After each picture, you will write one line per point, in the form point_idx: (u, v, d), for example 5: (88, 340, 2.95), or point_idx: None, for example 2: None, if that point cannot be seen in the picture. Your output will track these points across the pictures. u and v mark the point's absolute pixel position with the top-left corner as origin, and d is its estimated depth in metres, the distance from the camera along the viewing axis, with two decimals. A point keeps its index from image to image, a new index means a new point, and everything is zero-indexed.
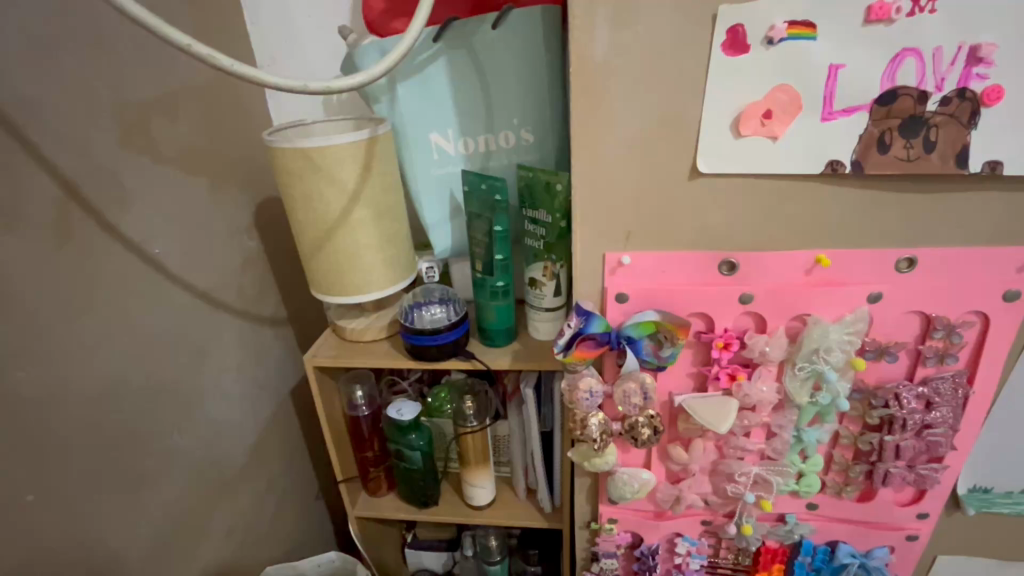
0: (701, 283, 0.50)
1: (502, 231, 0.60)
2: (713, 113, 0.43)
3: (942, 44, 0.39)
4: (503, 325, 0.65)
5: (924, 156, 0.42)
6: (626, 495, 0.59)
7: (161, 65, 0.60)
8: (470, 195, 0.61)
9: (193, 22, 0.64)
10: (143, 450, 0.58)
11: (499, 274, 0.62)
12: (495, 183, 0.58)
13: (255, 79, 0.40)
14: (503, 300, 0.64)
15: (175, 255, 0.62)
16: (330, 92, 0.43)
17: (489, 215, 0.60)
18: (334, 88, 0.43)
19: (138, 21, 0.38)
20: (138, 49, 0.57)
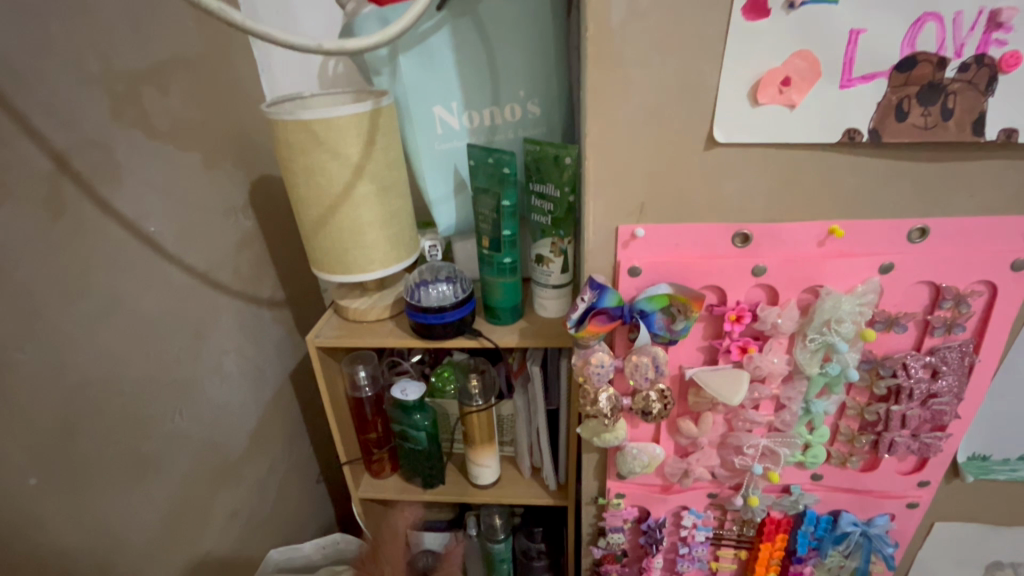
0: (713, 256, 0.49)
1: (510, 206, 0.59)
2: (732, 81, 0.42)
3: (962, 8, 0.39)
4: (510, 302, 0.64)
5: (942, 124, 0.42)
6: (636, 469, 0.59)
7: (151, 35, 0.57)
8: (476, 170, 0.60)
9: None
10: (145, 433, 0.57)
11: (506, 250, 0.61)
12: (503, 157, 0.57)
13: (269, 37, 0.38)
14: (511, 277, 0.63)
15: (171, 234, 0.60)
16: (344, 52, 0.41)
17: (497, 189, 0.59)
18: (347, 48, 0.41)
19: None
20: (127, 16, 0.54)
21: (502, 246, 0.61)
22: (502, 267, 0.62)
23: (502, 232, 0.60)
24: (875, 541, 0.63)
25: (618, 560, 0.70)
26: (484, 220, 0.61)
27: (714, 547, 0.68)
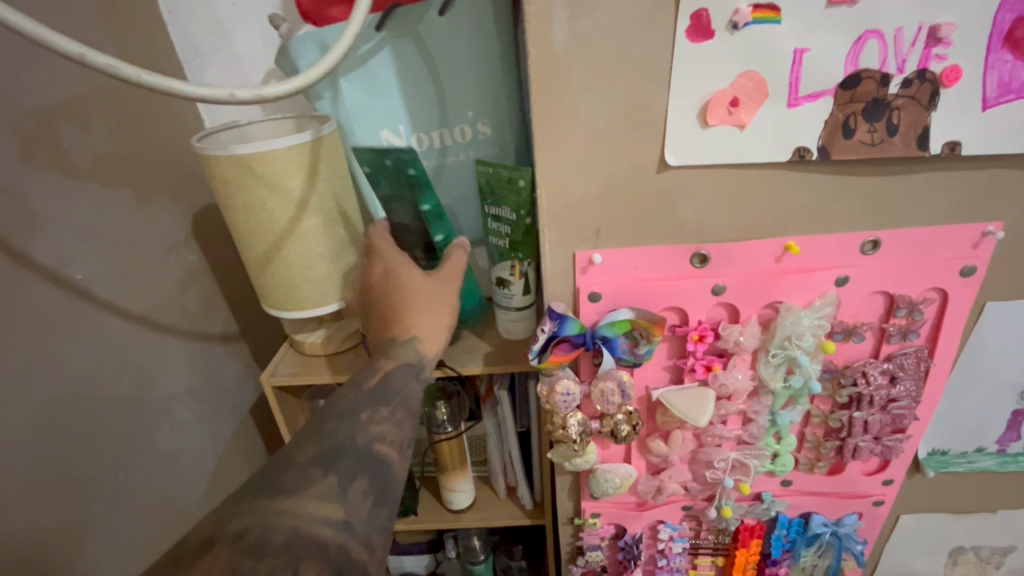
0: (672, 278, 0.49)
1: (430, 208, 0.57)
2: (681, 104, 0.41)
3: (902, 25, 0.39)
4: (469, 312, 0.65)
5: (888, 139, 0.42)
6: (609, 490, 0.59)
7: (65, 66, 0.53)
8: (377, 176, 0.57)
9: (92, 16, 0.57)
10: (86, 496, 0.53)
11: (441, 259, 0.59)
12: (401, 157, 0.54)
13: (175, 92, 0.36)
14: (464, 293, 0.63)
15: (103, 279, 0.56)
16: (263, 99, 0.38)
17: (410, 194, 0.56)
18: (266, 94, 0.38)
19: (23, 33, 0.33)
20: (34, 48, 0.50)
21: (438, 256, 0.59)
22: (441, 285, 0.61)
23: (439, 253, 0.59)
24: (845, 540, 0.64)
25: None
26: (409, 233, 0.59)
27: (692, 557, 0.69)
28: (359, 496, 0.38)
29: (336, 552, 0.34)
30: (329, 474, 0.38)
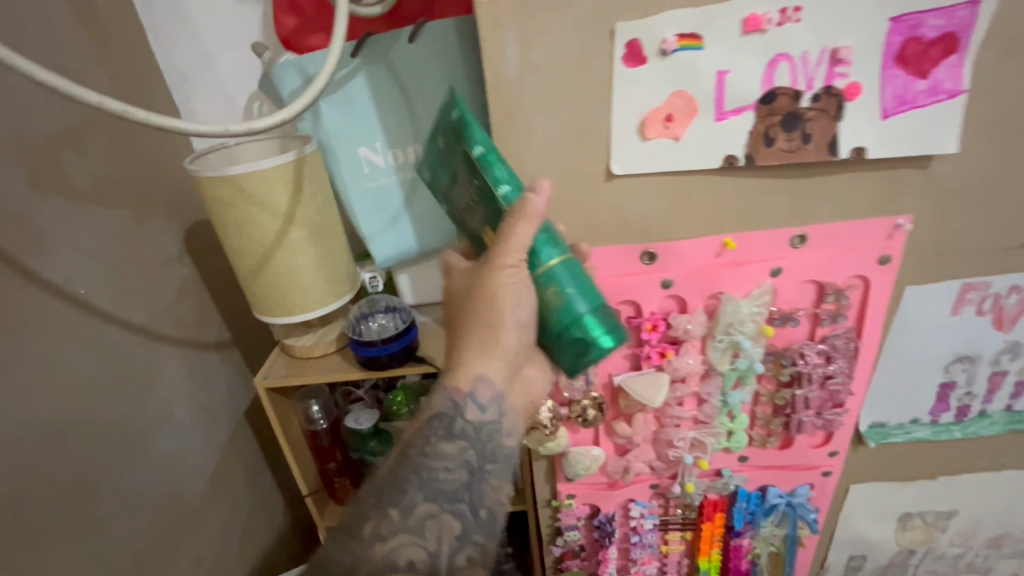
0: (626, 275, 0.54)
1: (484, 151, 0.43)
2: (622, 121, 0.47)
3: (808, 48, 0.45)
4: (583, 347, 0.45)
5: (803, 146, 0.48)
6: (580, 471, 0.65)
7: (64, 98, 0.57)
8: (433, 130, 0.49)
9: (75, 48, 0.61)
10: (95, 495, 0.57)
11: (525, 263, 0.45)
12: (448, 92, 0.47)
13: (178, 129, 0.43)
14: (567, 322, 0.45)
15: (104, 293, 0.60)
16: (252, 132, 0.44)
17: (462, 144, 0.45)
18: (255, 128, 0.44)
19: (52, 86, 0.41)
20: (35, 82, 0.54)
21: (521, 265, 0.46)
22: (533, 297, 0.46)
23: (533, 266, 0.45)
24: (799, 509, 0.71)
25: (577, 554, 0.76)
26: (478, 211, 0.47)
27: (663, 532, 0.74)
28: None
29: None
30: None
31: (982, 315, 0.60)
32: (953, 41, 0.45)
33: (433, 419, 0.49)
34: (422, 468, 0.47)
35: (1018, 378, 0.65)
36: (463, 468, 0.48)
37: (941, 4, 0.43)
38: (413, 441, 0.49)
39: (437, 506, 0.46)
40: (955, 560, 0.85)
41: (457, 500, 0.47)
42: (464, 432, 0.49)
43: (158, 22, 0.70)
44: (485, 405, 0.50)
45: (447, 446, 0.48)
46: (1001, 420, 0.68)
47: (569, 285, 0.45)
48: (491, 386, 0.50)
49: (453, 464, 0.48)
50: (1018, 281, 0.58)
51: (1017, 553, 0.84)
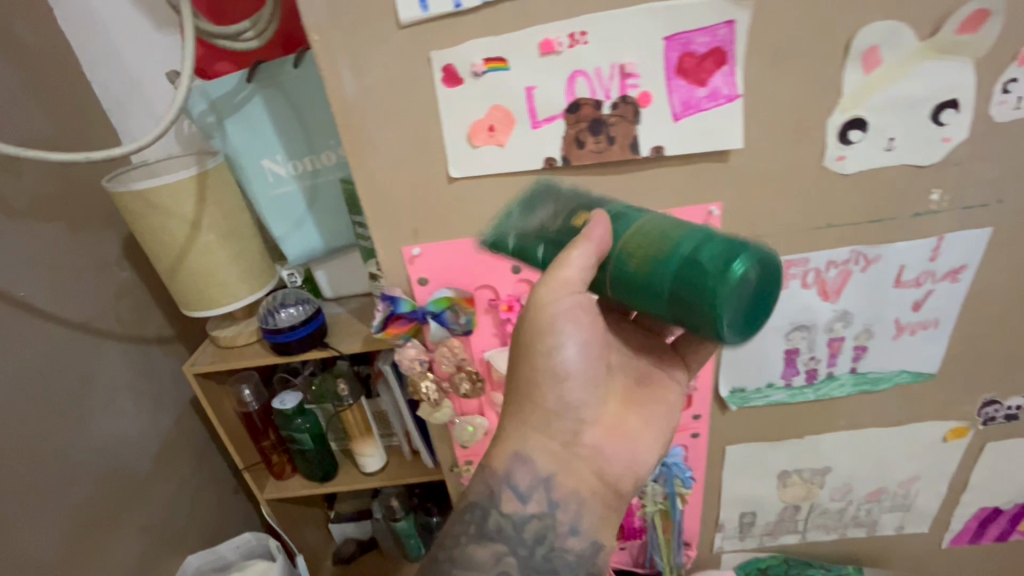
0: (481, 263, 0.63)
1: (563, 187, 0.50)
2: (453, 131, 0.55)
3: (600, 65, 0.53)
4: (701, 286, 0.39)
5: (609, 147, 0.56)
6: (467, 438, 0.73)
7: None
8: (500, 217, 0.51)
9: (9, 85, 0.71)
10: (37, 466, 0.67)
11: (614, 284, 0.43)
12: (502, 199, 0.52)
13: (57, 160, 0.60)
14: (669, 283, 0.40)
15: (43, 295, 0.70)
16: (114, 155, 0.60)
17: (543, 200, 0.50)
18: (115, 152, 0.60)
19: None
20: None
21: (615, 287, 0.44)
22: (631, 292, 0.42)
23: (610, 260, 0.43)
24: (672, 468, 0.80)
25: None
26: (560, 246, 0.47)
27: None
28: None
29: None
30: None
31: (807, 288, 0.68)
32: (722, 54, 0.53)
33: (467, 512, 0.54)
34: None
35: (856, 343, 0.73)
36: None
37: (705, 24, 0.51)
38: (446, 536, 0.54)
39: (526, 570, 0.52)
40: (839, 514, 0.93)
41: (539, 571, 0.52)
42: (497, 530, 0.52)
43: (90, 57, 0.80)
44: (523, 496, 0.52)
45: (480, 547, 0.52)
46: (848, 381, 0.77)
47: (636, 254, 0.42)
48: (531, 470, 0.52)
49: (488, 570, 0.51)
50: (834, 257, 0.66)
51: (896, 506, 0.92)
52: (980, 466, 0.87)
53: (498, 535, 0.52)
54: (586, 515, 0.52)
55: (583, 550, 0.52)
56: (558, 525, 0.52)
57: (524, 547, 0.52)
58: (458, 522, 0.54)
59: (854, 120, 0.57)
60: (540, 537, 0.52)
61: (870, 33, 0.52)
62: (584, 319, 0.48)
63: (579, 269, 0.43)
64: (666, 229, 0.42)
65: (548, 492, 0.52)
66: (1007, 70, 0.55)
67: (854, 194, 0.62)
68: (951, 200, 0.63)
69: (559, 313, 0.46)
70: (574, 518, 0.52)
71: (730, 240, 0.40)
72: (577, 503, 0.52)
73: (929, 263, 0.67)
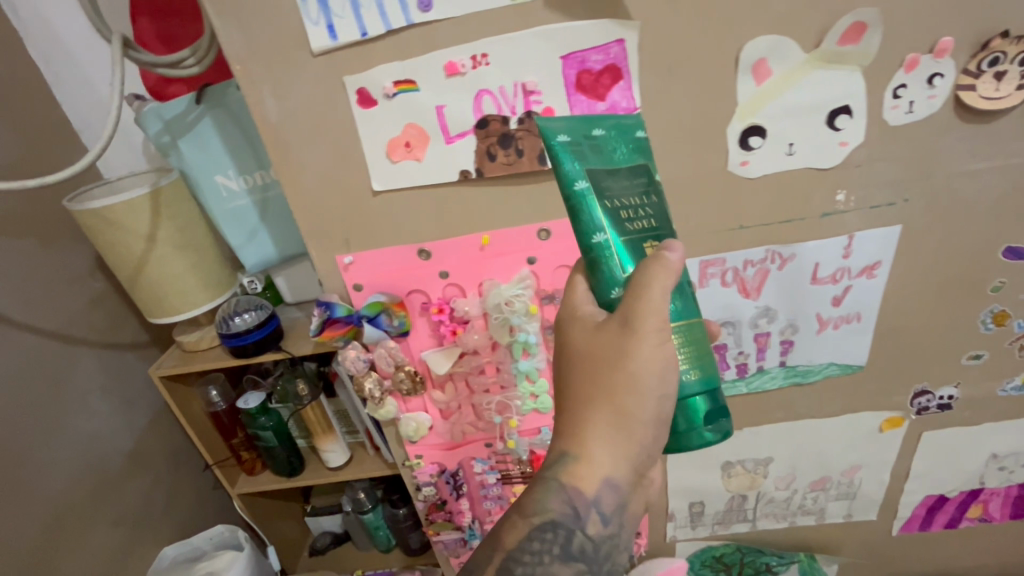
0: (411, 269, 0.67)
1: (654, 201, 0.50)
2: (372, 149, 0.59)
3: (503, 84, 0.57)
4: (676, 420, 0.49)
5: (519, 159, 0.60)
6: (411, 433, 0.78)
7: None
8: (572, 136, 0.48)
9: None
10: (13, 464, 0.73)
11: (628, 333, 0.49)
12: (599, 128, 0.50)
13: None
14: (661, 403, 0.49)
15: (15, 306, 0.75)
16: (46, 182, 0.66)
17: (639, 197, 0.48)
18: (48, 180, 0.65)
19: None
20: None
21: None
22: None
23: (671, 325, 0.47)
24: None
25: (440, 507, 0.89)
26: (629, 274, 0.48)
27: (509, 486, 0.86)
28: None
29: None
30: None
31: (727, 286, 0.71)
32: (617, 70, 0.56)
33: (549, 531, 0.54)
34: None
35: (782, 338, 0.76)
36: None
37: (597, 43, 0.55)
38: (522, 551, 0.54)
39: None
40: (786, 502, 0.96)
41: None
42: (581, 550, 0.55)
43: (61, 85, 0.87)
44: (606, 518, 0.55)
45: (563, 566, 0.54)
46: (779, 374, 0.80)
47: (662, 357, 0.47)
48: (617, 494, 0.54)
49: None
50: (750, 256, 0.69)
51: (842, 495, 0.95)
52: (920, 454, 0.90)
53: (580, 554, 0.55)
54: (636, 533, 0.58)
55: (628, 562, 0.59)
56: (621, 543, 0.57)
57: (597, 563, 0.56)
58: (539, 540, 0.54)
59: (753, 127, 0.60)
60: (609, 554, 0.57)
61: (757, 46, 0.56)
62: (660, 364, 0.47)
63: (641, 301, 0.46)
64: (694, 355, 0.48)
65: (623, 517, 0.55)
66: (895, 77, 0.58)
67: (761, 197, 0.65)
68: (857, 200, 0.66)
69: (637, 353, 0.46)
70: (629, 538, 0.58)
71: (720, 400, 0.49)
72: (633, 525, 0.57)
73: (843, 259, 0.70)
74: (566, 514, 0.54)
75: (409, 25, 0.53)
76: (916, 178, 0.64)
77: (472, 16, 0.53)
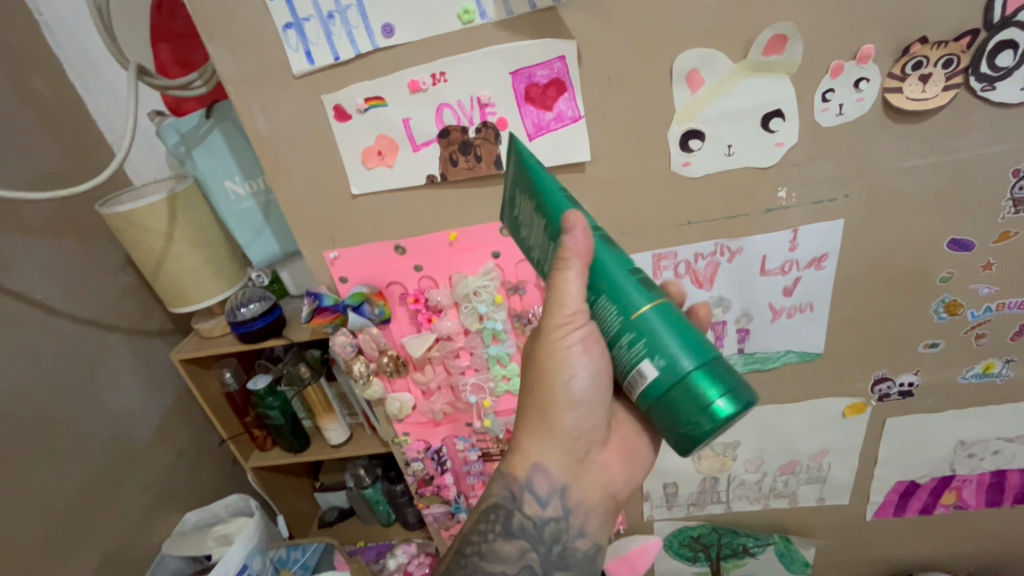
0: (389, 262, 0.75)
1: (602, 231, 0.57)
2: (349, 157, 0.68)
3: (460, 98, 0.64)
4: (693, 401, 0.47)
5: (478, 164, 0.67)
6: (395, 412, 0.86)
7: (10, 166, 0.84)
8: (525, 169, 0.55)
9: (30, 129, 0.88)
10: (55, 432, 0.85)
11: (623, 328, 0.49)
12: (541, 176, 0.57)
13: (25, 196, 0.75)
14: (669, 388, 0.48)
15: (56, 297, 0.87)
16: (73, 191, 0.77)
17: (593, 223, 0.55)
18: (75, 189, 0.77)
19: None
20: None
21: (619, 346, 0.50)
22: (639, 369, 0.49)
23: (658, 307, 0.49)
24: None
25: (428, 482, 0.97)
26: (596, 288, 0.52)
27: (489, 463, 0.94)
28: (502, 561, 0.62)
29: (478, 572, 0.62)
30: (484, 547, 0.63)
31: (681, 277, 0.77)
32: (561, 83, 0.63)
33: (492, 513, 0.64)
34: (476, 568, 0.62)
35: (738, 327, 0.81)
36: (523, 568, 0.62)
37: (542, 60, 0.61)
38: (472, 533, 0.64)
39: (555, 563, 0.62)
40: (758, 485, 1.00)
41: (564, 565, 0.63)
42: (520, 529, 0.62)
43: (94, 101, 0.98)
44: (541, 501, 0.61)
45: (505, 543, 0.63)
46: (739, 361, 0.85)
47: (661, 335, 0.48)
48: (550, 479, 0.61)
49: (512, 563, 0.62)
50: (700, 249, 0.74)
51: (812, 478, 0.99)
52: (886, 440, 0.93)
53: (521, 533, 0.63)
54: (593, 521, 0.62)
55: (591, 550, 0.63)
56: (571, 528, 0.62)
57: (544, 545, 0.63)
58: (484, 521, 0.64)
59: (692, 131, 0.66)
60: (556, 537, 0.62)
61: (688, 57, 0.61)
62: (593, 354, 0.54)
63: (573, 305, 0.53)
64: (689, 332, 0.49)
65: (563, 500, 0.61)
66: (823, 82, 0.62)
67: (705, 194, 0.70)
68: (799, 196, 0.70)
69: (570, 345, 0.54)
70: (583, 523, 0.62)
71: (727, 373, 0.48)
72: (585, 510, 0.62)
73: (790, 252, 0.74)
74: (505, 497, 0.63)
75: (375, 49, 0.61)
76: (854, 175, 0.69)
77: (430, 39, 0.61)
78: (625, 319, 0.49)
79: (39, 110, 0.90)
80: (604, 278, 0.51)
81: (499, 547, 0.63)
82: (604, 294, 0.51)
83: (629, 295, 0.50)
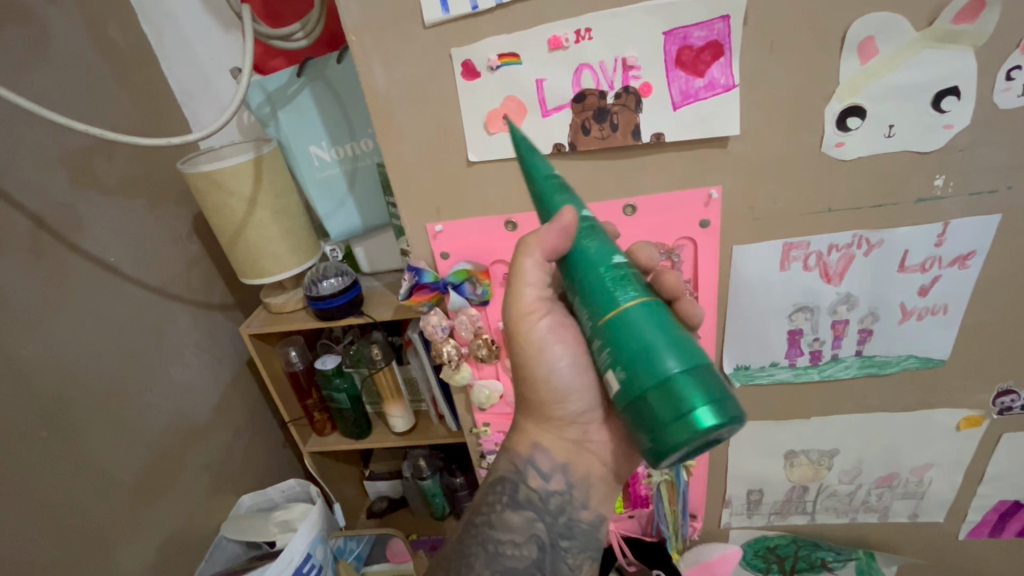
0: (497, 238, 0.70)
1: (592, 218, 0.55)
2: (471, 120, 0.62)
3: (603, 58, 0.58)
4: (680, 397, 0.46)
5: (613, 134, 0.62)
6: (482, 401, 0.81)
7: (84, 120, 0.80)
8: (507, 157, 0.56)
9: (106, 82, 0.83)
10: (121, 404, 0.80)
11: (610, 318, 0.49)
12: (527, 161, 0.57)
13: (107, 135, 0.67)
14: (652, 383, 0.46)
15: (127, 262, 0.82)
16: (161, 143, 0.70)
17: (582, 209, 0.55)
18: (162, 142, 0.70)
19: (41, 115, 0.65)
20: (64, 110, 0.77)
21: (604, 336, 0.50)
22: (624, 360, 0.48)
23: (640, 307, 0.49)
24: None
25: None
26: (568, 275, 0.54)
27: None
28: (516, 530, 0.62)
29: (493, 543, 0.61)
30: (495, 517, 0.62)
31: (810, 270, 0.71)
32: (718, 46, 0.57)
33: (499, 485, 0.64)
34: (489, 536, 0.61)
35: (861, 327, 0.75)
36: (531, 537, 0.61)
37: (702, 19, 0.55)
38: (481, 505, 0.64)
39: (560, 531, 0.63)
40: (849, 498, 0.94)
41: (568, 534, 0.63)
42: (528, 500, 0.63)
43: (167, 57, 0.93)
44: (546, 476, 0.63)
45: (514, 513, 0.62)
46: (853, 364, 0.78)
47: (651, 329, 0.48)
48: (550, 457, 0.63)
49: (521, 533, 0.62)
50: (836, 240, 0.68)
51: (909, 493, 0.93)
52: (998, 456, 0.86)
53: (529, 504, 0.63)
54: (592, 493, 0.64)
55: (593, 521, 0.64)
56: (574, 500, 0.63)
57: (549, 515, 0.63)
58: (492, 493, 0.64)
59: (852, 108, 0.59)
60: (562, 508, 0.63)
61: (865, 24, 0.55)
62: (566, 340, 0.60)
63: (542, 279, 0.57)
64: (673, 340, 0.48)
65: (566, 474, 0.63)
66: (1010, 57, 0.56)
67: (853, 179, 0.64)
68: (956, 185, 0.64)
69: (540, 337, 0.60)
70: (584, 495, 0.64)
71: (716, 381, 0.47)
72: (586, 484, 0.64)
73: (935, 248, 0.68)
74: (510, 470, 0.64)
75: None
76: (1020, 165, 0.62)
77: None
78: (614, 309, 0.49)
79: (114, 63, 0.85)
80: (595, 267, 0.51)
81: (511, 518, 0.62)
82: (580, 294, 0.52)
83: (620, 286, 0.50)
